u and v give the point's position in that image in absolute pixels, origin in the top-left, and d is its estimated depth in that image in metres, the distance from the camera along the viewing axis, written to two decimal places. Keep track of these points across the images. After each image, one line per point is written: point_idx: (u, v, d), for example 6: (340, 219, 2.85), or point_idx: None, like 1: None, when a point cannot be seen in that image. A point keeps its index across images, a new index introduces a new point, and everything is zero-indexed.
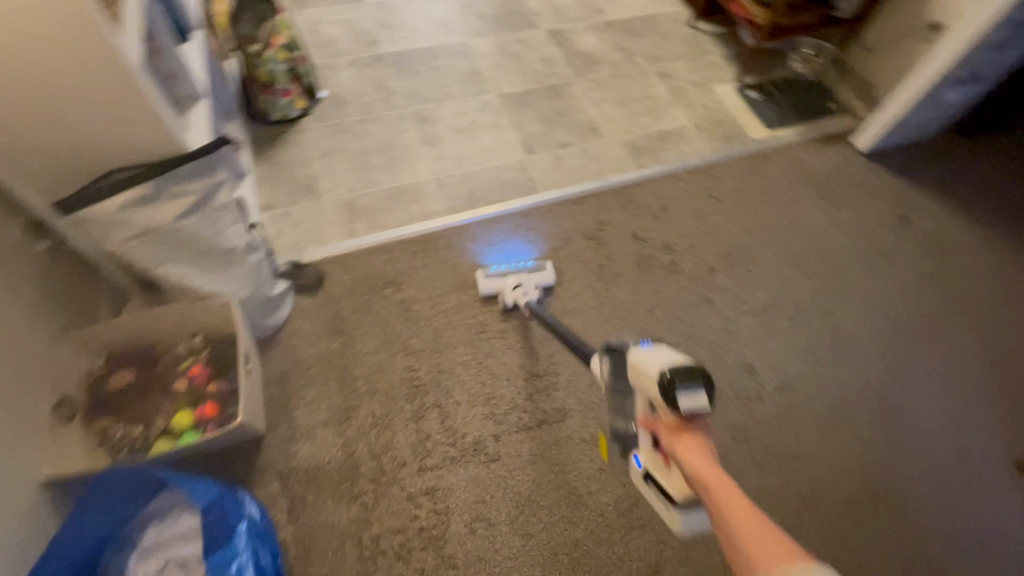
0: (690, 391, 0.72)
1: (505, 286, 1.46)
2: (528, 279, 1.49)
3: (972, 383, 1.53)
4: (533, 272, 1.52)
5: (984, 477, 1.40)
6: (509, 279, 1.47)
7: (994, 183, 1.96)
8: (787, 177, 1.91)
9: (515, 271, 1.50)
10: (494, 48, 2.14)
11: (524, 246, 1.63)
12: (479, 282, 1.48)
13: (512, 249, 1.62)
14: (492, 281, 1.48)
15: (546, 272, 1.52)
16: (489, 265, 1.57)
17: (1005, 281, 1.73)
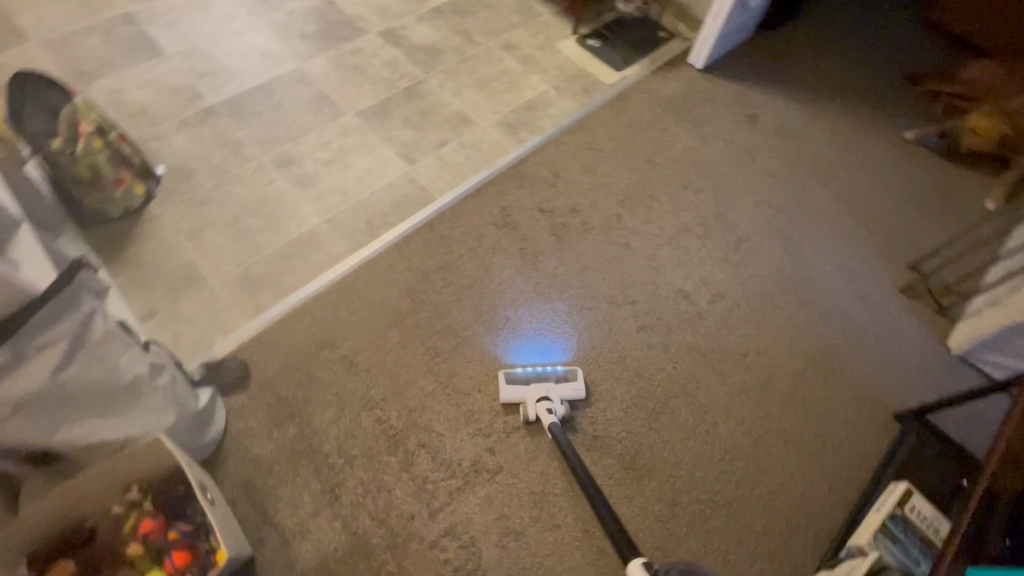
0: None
1: (529, 396, 1.32)
2: (558, 391, 1.34)
3: (850, 237, 1.78)
4: (564, 383, 1.36)
5: (886, 308, 1.64)
6: (535, 390, 1.33)
7: (804, 67, 2.27)
8: (649, 110, 2.04)
9: (542, 380, 1.36)
10: (332, 66, 2.01)
11: (554, 346, 1.48)
12: (500, 385, 1.34)
13: (541, 347, 1.47)
14: (515, 388, 1.34)
15: (578, 386, 1.36)
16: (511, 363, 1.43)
17: (839, 146, 2.03)
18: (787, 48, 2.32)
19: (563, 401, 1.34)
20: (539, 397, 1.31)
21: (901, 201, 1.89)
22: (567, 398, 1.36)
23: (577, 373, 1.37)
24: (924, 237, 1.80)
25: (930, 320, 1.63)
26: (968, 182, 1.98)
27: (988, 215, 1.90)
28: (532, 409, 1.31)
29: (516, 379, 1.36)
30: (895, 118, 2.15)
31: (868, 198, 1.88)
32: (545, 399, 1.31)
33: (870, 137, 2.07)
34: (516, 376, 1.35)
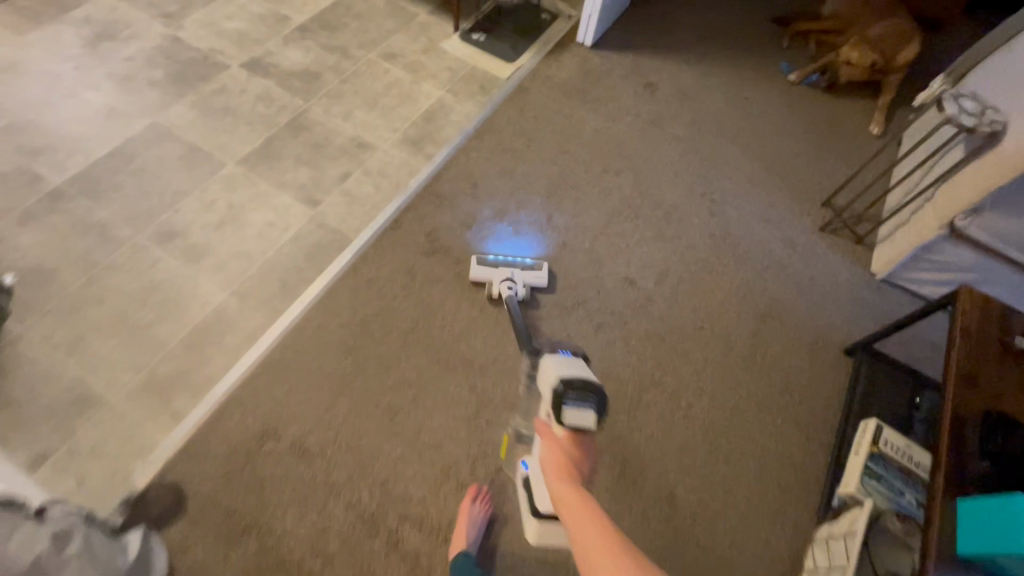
0: (577, 405, 1.04)
1: (496, 277, 1.47)
2: (523, 276, 1.49)
3: (767, 186, 1.83)
4: (530, 272, 1.51)
5: (813, 248, 1.71)
6: (502, 272, 1.47)
7: (686, 27, 2.30)
8: (551, 98, 1.98)
9: (511, 266, 1.50)
10: (195, 112, 1.76)
11: (529, 243, 1.61)
12: (471, 267, 1.49)
13: (516, 242, 1.61)
14: (484, 269, 1.49)
15: (543, 276, 1.50)
16: (487, 252, 1.58)
17: (735, 98, 2.09)
18: (666, 11, 2.34)
19: (526, 285, 1.49)
20: (504, 277, 1.46)
21: (801, 142, 1.98)
22: (530, 284, 1.50)
23: (543, 266, 1.51)
24: (829, 173, 1.89)
25: (853, 251, 1.72)
26: (852, 111, 2.11)
27: (875, 138, 2.03)
28: (496, 286, 1.46)
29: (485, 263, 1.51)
30: (777, 62, 2.24)
31: (772, 145, 1.95)
32: (508, 279, 1.46)
33: (759, 84, 2.15)
34: (487, 259, 1.51)
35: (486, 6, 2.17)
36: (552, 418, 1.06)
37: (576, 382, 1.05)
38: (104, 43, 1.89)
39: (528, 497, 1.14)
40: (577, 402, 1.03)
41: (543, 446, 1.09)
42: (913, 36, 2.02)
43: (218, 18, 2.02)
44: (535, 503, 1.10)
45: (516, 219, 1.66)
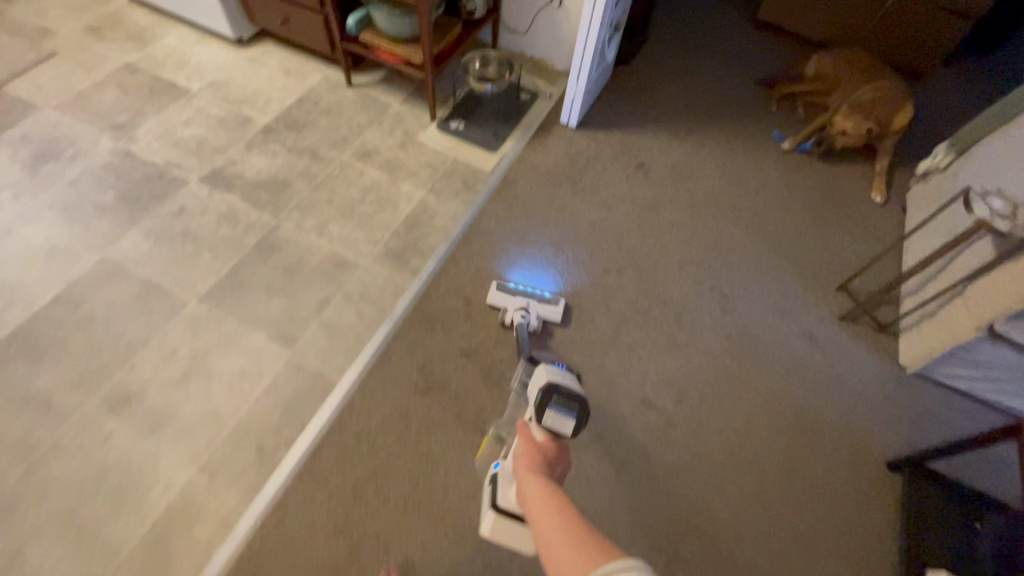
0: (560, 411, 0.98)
1: (512, 304, 1.51)
2: (538, 308, 1.51)
3: (776, 274, 1.73)
4: (546, 305, 1.53)
5: (833, 343, 1.61)
6: (518, 300, 1.51)
7: (670, 96, 2.23)
8: (540, 189, 1.86)
9: (528, 296, 1.54)
10: (151, 240, 1.58)
11: (552, 279, 1.63)
12: (491, 291, 1.54)
13: (539, 275, 1.64)
14: (502, 296, 1.53)
15: (558, 309, 1.52)
16: (511, 279, 1.63)
17: (731, 172, 2.00)
18: (648, 81, 2.27)
19: (539, 317, 1.51)
20: (520, 305, 1.49)
21: (803, 217, 1.89)
22: (544, 317, 1.52)
23: (560, 301, 1.54)
24: (838, 251, 1.80)
25: (875, 342, 1.61)
26: (850, 176, 2.03)
27: (879, 206, 1.95)
28: (509, 313, 1.49)
29: (504, 290, 1.56)
30: (766, 127, 2.17)
31: (776, 224, 1.85)
32: (523, 307, 1.48)
33: (753, 154, 2.07)
34: (506, 286, 1.55)
35: (462, 89, 2.05)
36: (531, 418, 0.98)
37: (563, 389, 1.01)
38: (46, 164, 1.72)
39: (491, 491, 0.99)
40: (561, 406, 0.97)
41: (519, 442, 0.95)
42: (904, 98, 1.96)
43: (173, 125, 1.87)
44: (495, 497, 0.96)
45: (539, 251, 1.70)
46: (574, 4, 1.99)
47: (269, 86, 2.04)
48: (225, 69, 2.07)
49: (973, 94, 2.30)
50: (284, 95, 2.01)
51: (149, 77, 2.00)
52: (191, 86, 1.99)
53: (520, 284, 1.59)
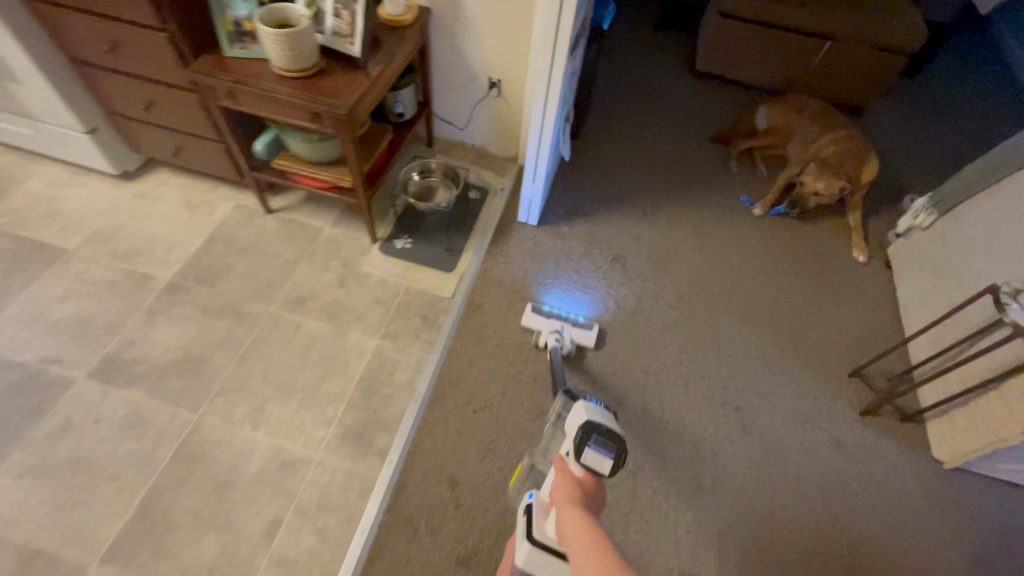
0: (599, 449, 0.83)
1: (547, 326, 1.53)
2: (572, 333, 1.53)
3: (784, 368, 1.57)
4: (580, 329, 1.56)
5: (863, 445, 1.45)
6: (552, 323, 1.53)
7: (630, 167, 2.07)
8: (511, 309, 1.63)
9: (562, 321, 1.56)
10: (28, 479, 1.21)
11: (583, 304, 1.66)
12: (527, 313, 1.57)
13: (570, 300, 1.66)
14: (537, 318, 1.56)
15: (591, 334, 1.54)
16: (543, 301, 1.65)
17: (709, 248, 1.84)
18: (602, 155, 2.10)
19: (574, 341, 1.53)
20: (554, 327, 1.52)
21: (797, 293, 1.75)
22: (579, 341, 1.54)
23: (593, 326, 1.56)
24: (840, 326, 1.67)
25: (906, 436, 1.47)
26: (827, 233, 1.93)
27: (864, 266, 1.85)
28: (543, 335, 1.51)
29: (539, 313, 1.59)
30: (733, 190, 2.05)
31: (773, 306, 1.70)
32: (557, 331, 1.51)
33: (727, 222, 1.94)
34: (540, 310, 1.59)
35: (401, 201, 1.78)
36: (569, 450, 0.87)
37: (603, 426, 0.87)
38: None
39: (525, 523, 0.93)
40: (601, 445, 0.82)
41: (555, 477, 0.85)
42: (867, 151, 1.87)
43: (46, 303, 1.49)
44: (531, 528, 0.90)
45: (571, 274, 1.72)
46: (515, 92, 1.80)
47: (168, 228, 1.69)
48: (108, 214, 1.71)
49: (922, 123, 2.28)
50: (188, 238, 1.68)
51: (9, 239, 1.61)
52: (67, 243, 1.62)
53: (554, 309, 1.62)
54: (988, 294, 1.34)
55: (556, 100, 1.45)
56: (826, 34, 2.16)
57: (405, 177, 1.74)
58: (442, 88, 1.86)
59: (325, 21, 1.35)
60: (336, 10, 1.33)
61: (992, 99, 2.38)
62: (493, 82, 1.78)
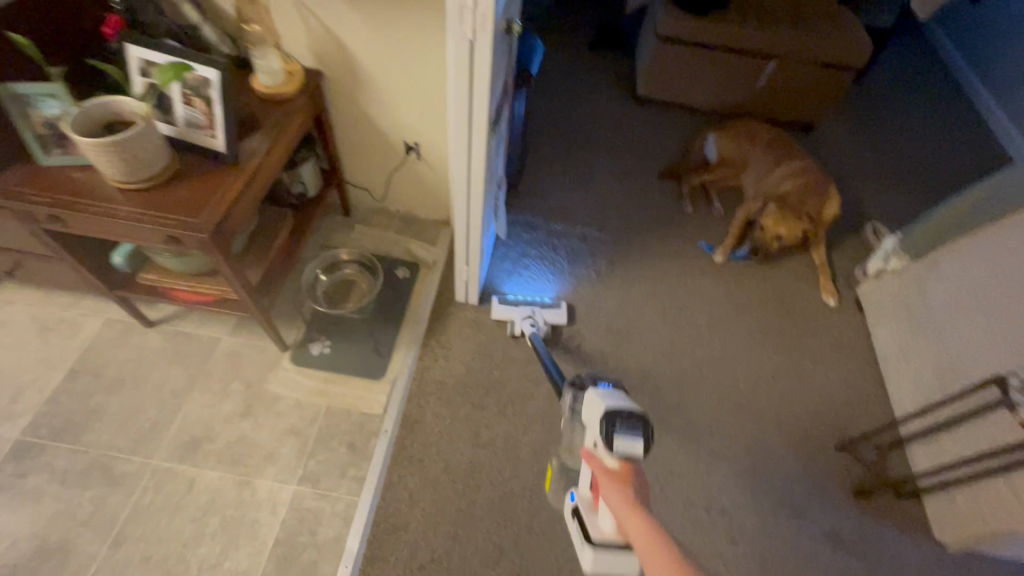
0: (628, 434, 0.79)
1: (517, 313, 1.53)
2: (544, 315, 1.55)
3: (764, 451, 1.42)
4: (551, 310, 1.58)
5: (857, 537, 1.31)
6: (522, 310, 1.54)
7: (577, 218, 1.87)
8: (456, 416, 1.38)
9: (530, 305, 1.57)
10: None
11: (546, 284, 1.67)
12: (495, 304, 1.56)
13: (534, 284, 1.66)
14: (505, 307, 1.55)
15: (562, 313, 1.57)
16: (509, 290, 1.64)
17: (670, 308, 1.67)
18: (545, 207, 1.88)
19: (547, 323, 1.55)
20: (526, 313, 1.53)
21: (770, 354, 1.60)
22: (552, 321, 1.56)
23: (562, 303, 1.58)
24: (818, 389, 1.53)
25: (903, 519, 1.33)
26: (794, 274, 1.78)
27: (835, 310, 1.71)
28: (517, 324, 1.52)
29: (506, 301, 1.58)
30: (690, 233, 1.87)
31: (746, 376, 1.54)
32: (530, 316, 1.52)
33: (687, 272, 1.76)
34: (507, 299, 1.58)
35: (309, 306, 1.50)
36: (597, 444, 0.81)
37: (625, 410, 0.83)
38: None
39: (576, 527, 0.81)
40: (628, 428, 0.78)
41: (592, 472, 0.77)
42: (827, 186, 1.73)
43: None
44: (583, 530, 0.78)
45: (534, 256, 1.74)
46: (436, 155, 1.54)
47: (14, 365, 1.35)
48: None
49: (872, 134, 2.17)
50: (42, 374, 1.34)
51: None
52: None
53: (521, 296, 1.62)
54: (992, 386, 1.18)
55: (480, 202, 1.22)
56: (767, 54, 2.01)
57: (310, 281, 1.48)
58: (351, 154, 1.58)
59: (173, 108, 1.05)
60: (185, 95, 1.04)
61: (937, 101, 2.29)
62: (409, 146, 1.52)
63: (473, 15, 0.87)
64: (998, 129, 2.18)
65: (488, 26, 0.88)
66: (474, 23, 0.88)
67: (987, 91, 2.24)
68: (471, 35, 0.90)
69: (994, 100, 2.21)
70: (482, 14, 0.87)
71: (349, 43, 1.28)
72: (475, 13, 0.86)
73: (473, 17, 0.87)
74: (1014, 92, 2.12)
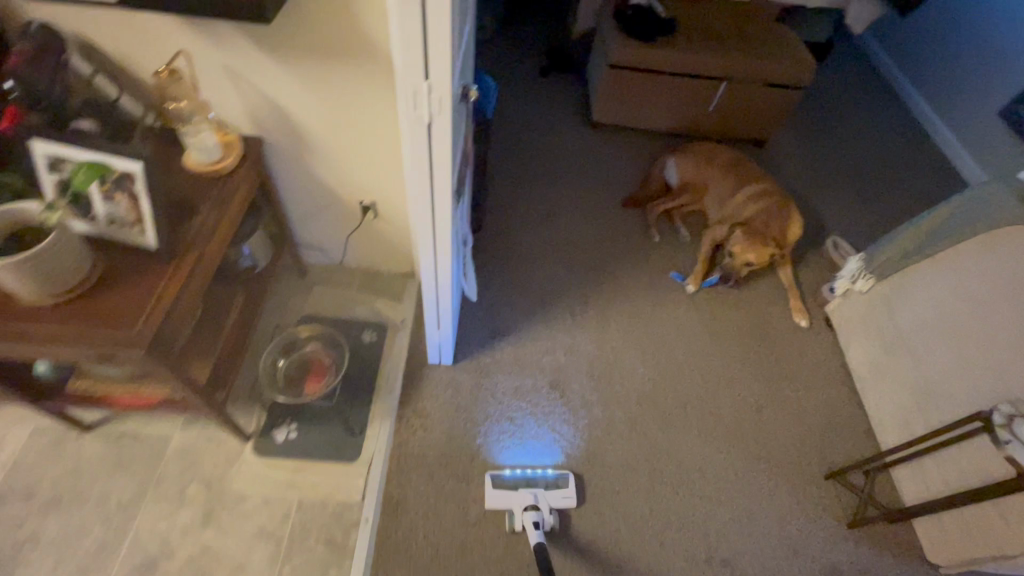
0: None
1: (516, 504, 1.26)
2: (548, 499, 1.29)
3: (757, 491, 1.40)
4: (556, 490, 1.32)
5: (854, 570, 1.30)
6: (523, 496, 1.27)
7: (544, 258, 1.81)
8: (440, 493, 1.30)
9: (531, 485, 1.30)
10: None
11: (546, 448, 1.40)
12: (488, 492, 1.28)
13: (532, 450, 1.39)
14: (501, 494, 1.28)
15: (571, 496, 1.32)
16: (504, 462, 1.36)
17: (649, 347, 1.64)
18: (512, 249, 1.82)
19: (551, 508, 1.29)
20: (527, 502, 1.25)
21: (752, 385, 1.58)
22: (558, 506, 1.30)
23: (568, 480, 1.33)
24: (801, 418, 1.53)
25: (895, 544, 1.34)
26: (765, 297, 1.79)
27: (807, 330, 1.72)
28: (517, 517, 1.24)
29: (501, 483, 1.31)
30: (661, 265, 1.85)
31: (730, 411, 1.53)
32: (533, 505, 1.25)
33: (662, 306, 1.74)
34: (503, 479, 1.31)
35: (267, 398, 1.36)
36: None
37: None
38: None
39: None
40: None
41: None
42: (789, 209, 1.74)
43: None
44: None
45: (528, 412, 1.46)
46: (395, 213, 1.45)
47: None
48: None
49: (823, 148, 2.22)
50: None
51: None
52: None
53: (519, 471, 1.34)
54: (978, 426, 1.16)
55: (448, 272, 1.14)
56: (720, 76, 2.02)
57: (269, 371, 1.35)
58: (302, 216, 1.47)
59: (93, 206, 0.94)
60: (105, 192, 0.92)
61: (878, 111, 2.38)
62: (365, 206, 1.43)
63: (428, 100, 0.79)
64: (936, 136, 2.28)
65: (446, 109, 0.81)
66: (429, 106, 0.80)
67: (924, 98, 2.34)
68: (428, 119, 0.82)
69: (930, 109, 2.31)
70: (438, 98, 0.79)
71: (290, 108, 1.18)
72: (430, 97, 0.79)
73: (428, 102, 0.80)
74: (950, 99, 2.22)
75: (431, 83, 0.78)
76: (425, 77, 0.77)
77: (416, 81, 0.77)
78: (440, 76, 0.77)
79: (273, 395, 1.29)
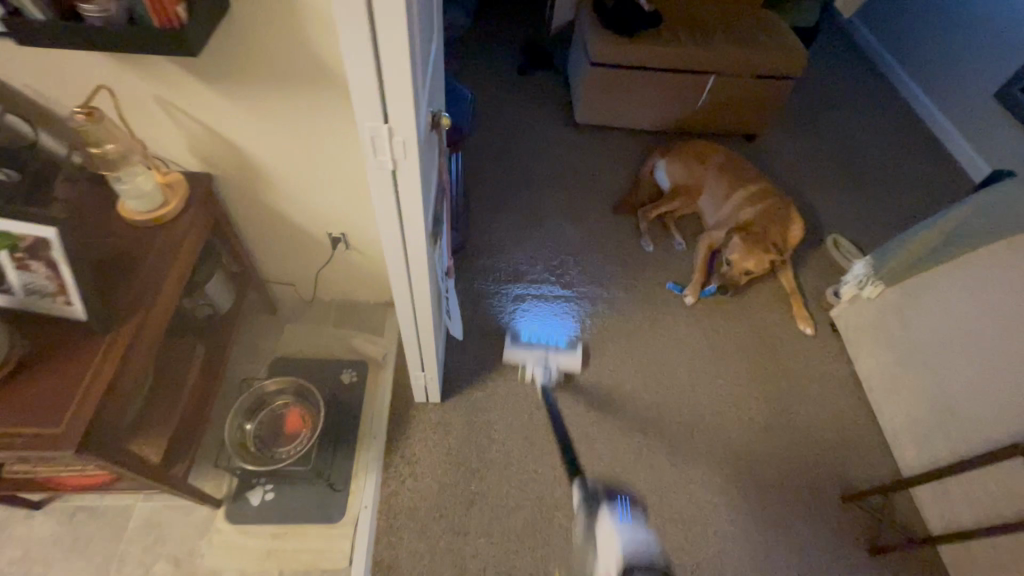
0: None
1: (529, 357, 1.47)
2: (557, 359, 1.48)
3: (771, 518, 1.32)
4: (565, 354, 1.50)
5: None
6: (536, 352, 1.48)
7: (533, 273, 1.71)
8: (434, 546, 1.20)
9: (544, 347, 1.50)
10: None
11: (561, 323, 1.60)
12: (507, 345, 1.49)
13: (548, 321, 1.60)
14: (519, 349, 1.48)
15: (577, 360, 1.48)
16: (521, 327, 1.58)
17: (648, 364, 1.54)
18: (498, 266, 1.71)
19: (559, 368, 1.47)
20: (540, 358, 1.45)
21: (759, 401, 1.50)
22: (565, 368, 1.48)
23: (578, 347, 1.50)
24: (811, 434, 1.45)
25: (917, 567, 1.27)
26: (766, 303, 1.70)
27: (813, 337, 1.64)
28: (530, 367, 1.46)
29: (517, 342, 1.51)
30: (656, 273, 1.76)
31: (738, 430, 1.45)
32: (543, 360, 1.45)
33: (659, 318, 1.65)
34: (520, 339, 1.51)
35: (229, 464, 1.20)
36: None
37: None
38: None
39: None
40: None
41: None
42: (788, 210, 1.64)
43: None
44: None
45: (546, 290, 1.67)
46: (367, 244, 1.32)
47: None
48: None
49: (816, 139, 2.14)
50: None
51: None
52: None
53: (535, 334, 1.55)
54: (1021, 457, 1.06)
55: (428, 318, 1.02)
56: (707, 70, 1.91)
57: (237, 438, 1.18)
58: (266, 252, 1.34)
59: (6, 278, 0.81)
60: (19, 261, 0.79)
61: (868, 98, 2.29)
62: (334, 237, 1.30)
63: (390, 145, 0.67)
64: (930, 120, 2.20)
65: (412, 153, 0.69)
66: (392, 152, 0.69)
67: (916, 83, 2.26)
68: (391, 165, 0.70)
69: (923, 93, 2.23)
70: (402, 142, 0.67)
71: (237, 140, 1.04)
72: (392, 141, 0.67)
73: (390, 147, 0.68)
74: (942, 82, 2.15)
75: (392, 125, 0.66)
76: (384, 119, 0.65)
77: (374, 124, 0.65)
78: (402, 117, 0.65)
79: (241, 462, 1.13)
